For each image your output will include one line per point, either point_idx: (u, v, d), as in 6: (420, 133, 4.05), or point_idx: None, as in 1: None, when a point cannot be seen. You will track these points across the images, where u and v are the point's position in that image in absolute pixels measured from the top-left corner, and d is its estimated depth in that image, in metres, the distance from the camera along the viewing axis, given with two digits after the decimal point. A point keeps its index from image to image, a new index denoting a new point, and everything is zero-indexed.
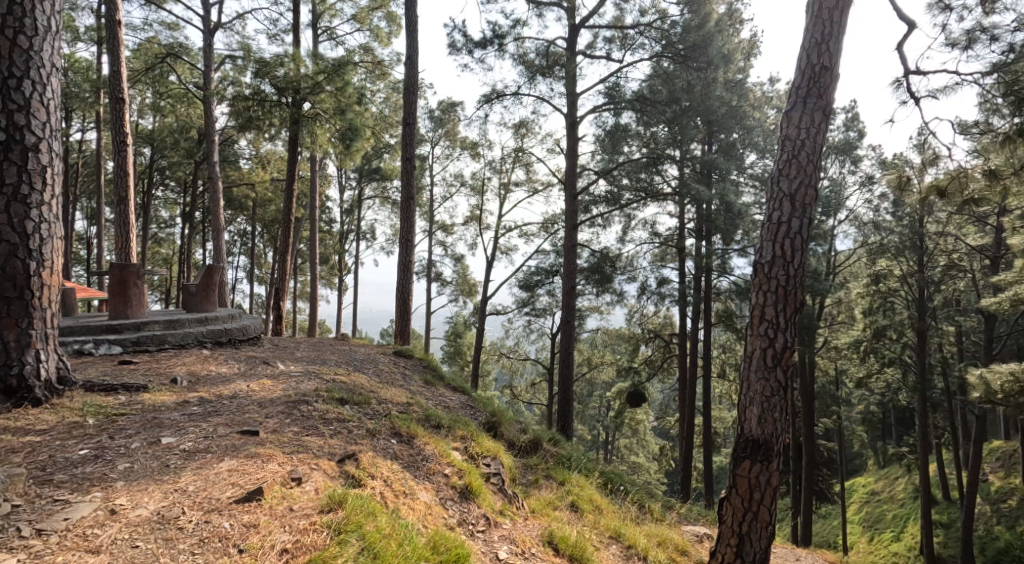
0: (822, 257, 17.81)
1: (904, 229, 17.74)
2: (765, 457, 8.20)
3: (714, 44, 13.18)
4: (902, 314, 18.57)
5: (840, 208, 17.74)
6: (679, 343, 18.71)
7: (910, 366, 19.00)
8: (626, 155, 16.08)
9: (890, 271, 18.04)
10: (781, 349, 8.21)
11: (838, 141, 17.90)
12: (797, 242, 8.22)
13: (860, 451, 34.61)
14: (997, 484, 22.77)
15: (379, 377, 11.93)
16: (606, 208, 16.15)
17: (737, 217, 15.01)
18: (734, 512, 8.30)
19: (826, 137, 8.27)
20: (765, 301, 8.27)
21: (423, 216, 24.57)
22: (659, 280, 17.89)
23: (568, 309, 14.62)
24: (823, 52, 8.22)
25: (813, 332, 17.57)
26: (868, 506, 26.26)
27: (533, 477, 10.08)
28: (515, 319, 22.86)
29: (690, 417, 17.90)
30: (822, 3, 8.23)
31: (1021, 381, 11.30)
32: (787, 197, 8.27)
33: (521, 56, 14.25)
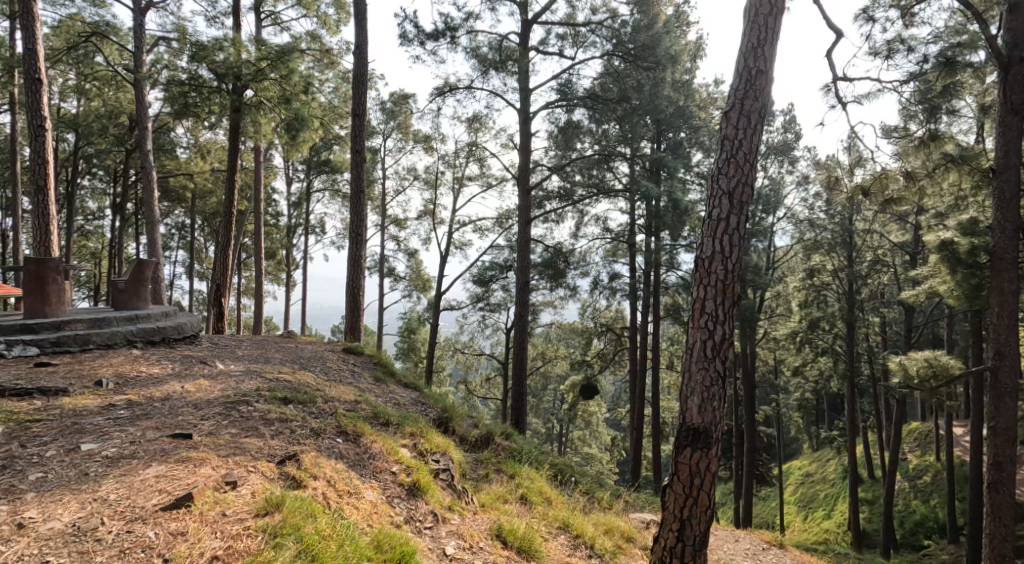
0: (762, 252, 18.38)
1: (836, 227, 18.22)
2: (705, 443, 8.57)
3: (662, 45, 13.58)
4: (835, 306, 19.31)
5: (778, 207, 18.43)
6: (630, 335, 19.03)
7: (841, 355, 19.86)
8: (579, 151, 16.40)
9: (823, 266, 18.84)
10: (720, 341, 8.59)
11: (776, 142, 18.52)
12: (735, 237, 8.61)
13: (798, 436, 35.97)
14: (914, 463, 23.88)
15: (326, 374, 12.00)
16: (559, 203, 16.43)
17: (684, 213, 15.44)
18: (675, 499, 8.64)
19: (762, 137, 8.68)
20: (705, 295, 8.64)
21: (375, 210, 24.51)
22: (610, 274, 18.28)
23: (522, 302, 14.84)
24: (759, 56, 8.62)
25: (755, 325, 18.16)
26: (802, 487, 27.34)
27: (484, 471, 10.31)
28: (470, 314, 23.02)
29: (639, 409, 18.32)
30: (758, 9, 8.64)
31: (934, 366, 12.02)
32: (726, 194, 8.64)
33: (474, 49, 14.45)
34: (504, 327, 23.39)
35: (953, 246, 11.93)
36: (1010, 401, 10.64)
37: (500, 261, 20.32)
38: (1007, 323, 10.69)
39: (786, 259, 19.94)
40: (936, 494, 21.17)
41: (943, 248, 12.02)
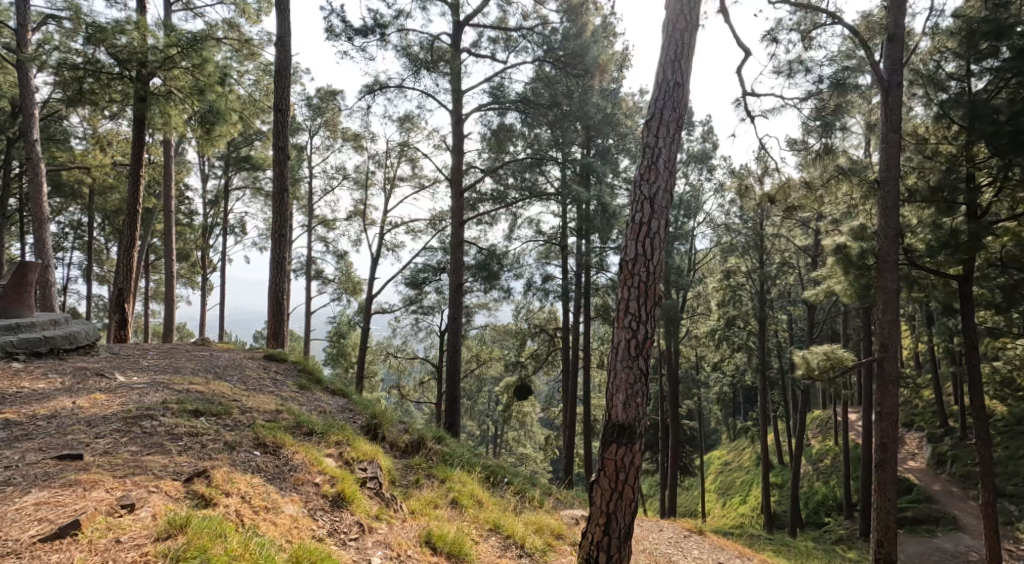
0: (684, 255, 19.12)
1: (749, 231, 19.34)
2: (629, 439, 8.99)
3: (590, 54, 14.03)
4: (749, 305, 20.20)
5: (699, 211, 19.27)
6: (563, 335, 19.38)
7: (755, 350, 20.86)
8: (511, 155, 16.75)
9: (738, 267, 19.73)
10: (643, 340, 9.02)
11: (696, 150, 19.30)
12: (657, 240, 9.07)
13: (718, 428, 37.59)
14: (817, 446, 26.52)
15: (245, 383, 11.87)
16: (491, 206, 16.70)
17: (612, 217, 15.93)
18: (603, 494, 8.99)
19: (679, 146, 9.16)
20: (628, 296, 9.06)
21: (302, 210, 24.29)
22: (543, 276, 18.70)
23: (455, 305, 15.06)
24: (677, 69, 9.13)
25: (678, 325, 18.85)
26: (722, 475, 28.62)
27: (414, 477, 10.46)
28: (402, 318, 23.09)
29: (573, 408, 18.77)
30: (676, 24, 9.17)
31: (832, 358, 12.87)
32: (647, 199, 9.08)
33: (405, 48, 14.59)
34: (438, 329, 23.55)
35: (846, 249, 12.99)
36: (893, 388, 11.46)
37: (433, 262, 20.47)
38: (890, 317, 11.51)
39: (706, 261, 20.78)
40: (835, 474, 23.37)
41: (837, 251, 13.07)
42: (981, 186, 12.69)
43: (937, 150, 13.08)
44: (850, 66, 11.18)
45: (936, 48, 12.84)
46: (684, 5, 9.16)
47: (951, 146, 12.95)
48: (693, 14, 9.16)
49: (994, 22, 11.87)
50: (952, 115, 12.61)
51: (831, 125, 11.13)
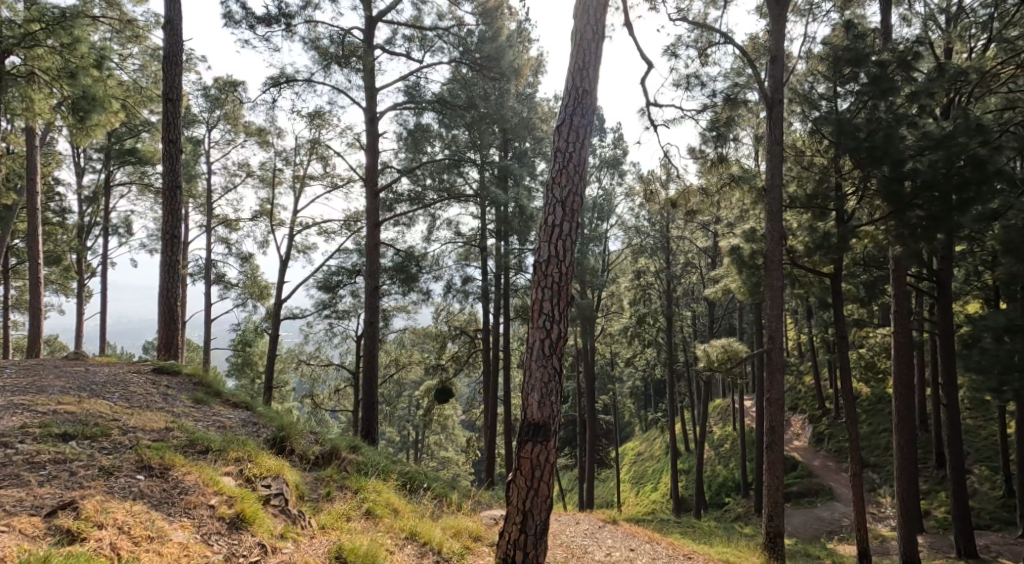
0: (598, 256, 19.76)
1: (657, 233, 20.36)
2: (544, 437, 9.30)
3: (506, 58, 14.32)
4: (658, 303, 21.05)
5: (611, 214, 19.92)
6: (483, 337, 19.68)
7: (663, 346, 21.76)
8: (429, 156, 16.87)
9: (647, 268, 20.75)
10: (557, 338, 9.39)
11: (607, 156, 19.93)
12: (568, 242, 9.44)
13: (632, 421, 38.88)
14: (718, 432, 28.90)
15: (127, 401, 11.32)
16: (409, 207, 16.82)
17: (530, 220, 16.27)
18: (519, 492, 9.29)
19: (589, 151, 9.58)
20: (542, 297, 9.41)
21: (200, 210, 23.65)
22: (463, 278, 18.93)
23: (371, 307, 15.09)
24: (585, 77, 9.54)
25: (593, 323, 19.41)
26: (636, 465, 29.93)
27: (325, 490, 10.43)
28: (315, 323, 22.68)
29: (493, 409, 19.11)
30: (583, 36, 9.59)
31: (728, 351, 13.70)
32: (558, 203, 9.45)
33: (314, 41, 14.41)
34: (353, 334, 23.44)
35: (739, 250, 13.86)
36: (780, 376, 12.30)
37: (347, 265, 20.40)
38: (776, 311, 12.31)
39: (618, 261, 21.46)
40: (732, 457, 25.74)
41: (732, 252, 13.98)
42: (846, 195, 13.55)
43: (812, 162, 13.90)
44: (740, 83, 12.57)
45: (810, 71, 13.77)
46: (589, 17, 9.60)
47: (824, 159, 13.78)
48: (600, 25, 9.62)
49: (854, 50, 13.07)
50: (823, 131, 13.34)
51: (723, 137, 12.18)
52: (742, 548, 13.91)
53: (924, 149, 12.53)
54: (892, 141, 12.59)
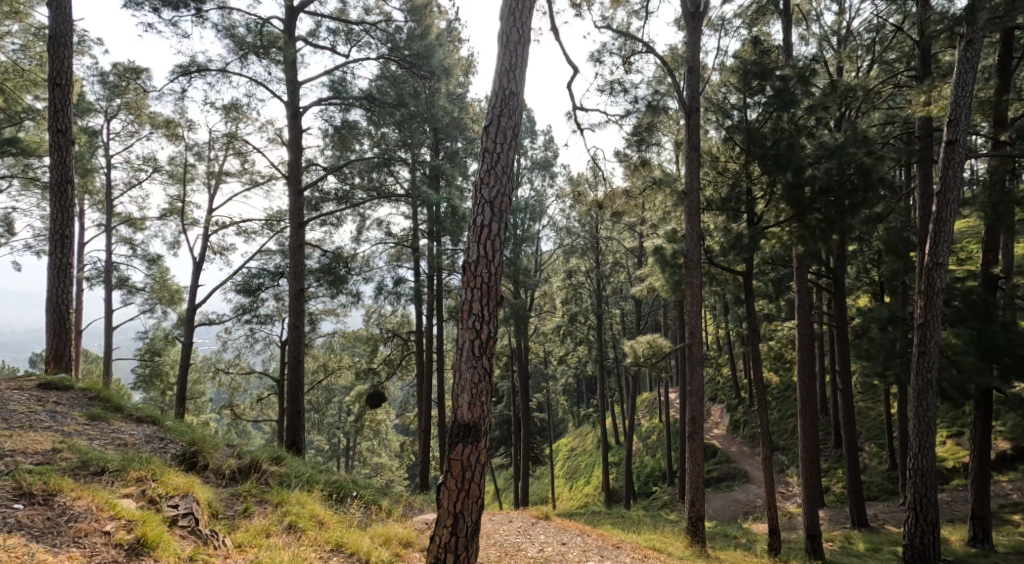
0: (530, 257, 20.11)
1: (587, 234, 21.01)
2: (474, 438, 9.46)
3: (436, 57, 14.52)
4: (588, 302, 21.53)
5: (543, 215, 20.31)
6: (416, 339, 19.71)
7: (594, 344, 22.29)
8: (358, 153, 16.70)
9: (578, 267, 21.36)
10: (486, 339, 9.55)
11: (539, 158, 20.23)
12: (497, 243, 9.62)
13: (565, 418, 39.52)
14: (646, 425, 29.90)
15: (6, 421, 10.56)
16: (336, 206, 16.70)
17: (462, 220, 16.37)
18: (450, 495, 9.41)
19: (517, 152, 9.79)
20: (471, 297, 9.55)
21: (101, 209, 22.63)
22: (395, 280, 18.86)
23: (294, 311, 14.85)
24: (511, 79, 9.77)
25: (527, 323, 19.66)
26: (569, 460, 30.62)
27: (243, 506, 10.32)
28: (234, 328, 22.14)
29: (427, 413, 19.14)
30: (510, 37, 9.84)
31: (653, 345, 14.26)
32: (487, 204, 9.63)
33: (229, 29, 13.85)
34: (276, 339, 23.07)
35: (662, 250, 14.43)
36: (700, 368, 12.81)
37: (269, 268, 20.00)
38: (695, 308, 12.82)
39: (551, 262, 21.78)
40: (659, 448, 26.64)
41: (655, 252, 14.51)
42: (756, 198, 14.15)
43: (725, 168, 14.43)
44: (661, 92, 12.99)
45: (723, 82, 14.20)
46: (515, 19, 9.84)
47: (737, 164, 14.35)
48: (525, 29, 9.86)
49: (761, 64, 13.68)
50: (734, 139, 14.08)
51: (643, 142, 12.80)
52: (667, 533, 14.45)
53: (820, 158, 13.31)
54: (793, 150, 13.39)
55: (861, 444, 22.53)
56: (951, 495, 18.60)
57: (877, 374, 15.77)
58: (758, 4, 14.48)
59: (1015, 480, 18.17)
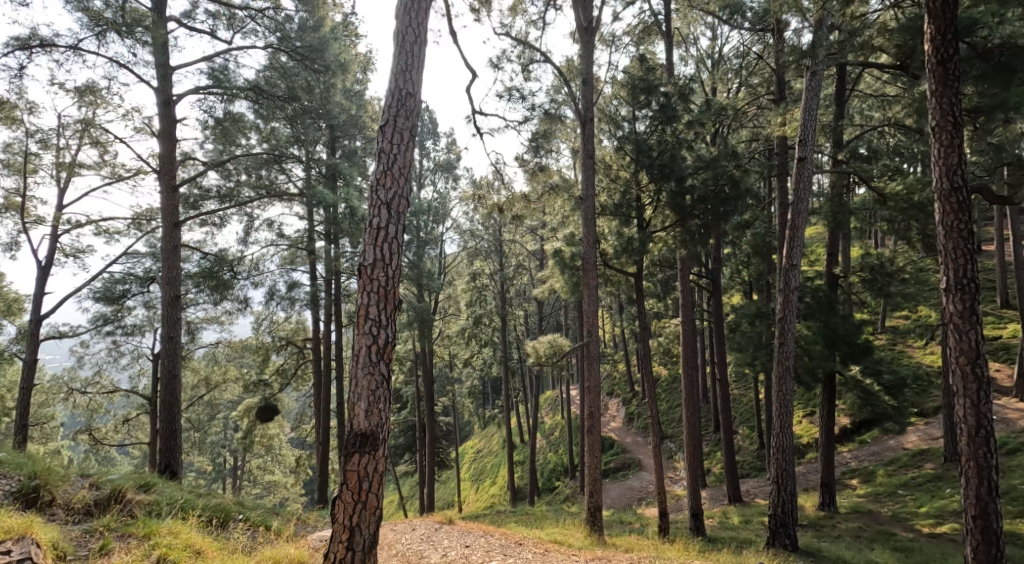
0: (434, 259, 20.25)
1: (490, 236, 21.55)
2: (371, 447, 9.50)
3: (330, 50, 14.22)
4: (492, 305, 21.82)
5: (447, 218, 20.42)
6: (313, 346, 19.42)
7: (498, 345, 22.66)
8: (244, 148, 16.20)
9: (483, 270, 21.70)
10: (384, 345, 9.61)
11: (442, 160, 20.35)
12: (394, 245, 9.72)
13: (470, 420, 39.79)
14: (550, 422, 30.60)
15: None
16: (219, 205, 16.01)
17: (361, 221, 16.41)
18: (345, 508, 9.42)
19: (414, 152, 9.93)
20: (368, 301, 9.60)
21: None
22: (288, 284, 18.50)
23: (169, 321, 14.07)
24: (407, 79, 9.89)
25: (430, 327, 19.77)
26: (475, 463, 30.94)
27: (101, 544, 9.86)
28: (94, 342, 20.99)
29: (325, 425, 18.82)
30: (405, 37, 9.97)
31: (553, 345, 14.66)
32: (384, 205, 9.71)
33: (83, 2, 12.70)
34: (147, 352, 21.95)
35: (561, 253, 14.87)
36: (597, 365, 13.25)
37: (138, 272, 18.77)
38: (592, 306, 13.28)
39: (454, 264, 21.92)
40: (562, 444, 27.31)
41: (555, 255, 14.94)
42: (645, 205, 14.75)
43: (617, 175, 14.91)
44: (558, 101, 13.46)
45: (614, 94, 14.73)
46: (411, 20, 9.97)
47: (627, 172, 14.88)
48: (421, 29, 10.02)
49: (647, 79, 14.32)
50: (624, 149, 14.63)
51: (539, 148, 13.27)
52: (567, 526, 14.90)
53: (699, 168, 14.33)
54: (675, 161, 14.21)
55: (736, 427, 23.97)
56: (804, 467, 20.65)
57: (746, 364, 16.73)
58: (644, 24, 15.11)
59: (852, 451, 20.96)
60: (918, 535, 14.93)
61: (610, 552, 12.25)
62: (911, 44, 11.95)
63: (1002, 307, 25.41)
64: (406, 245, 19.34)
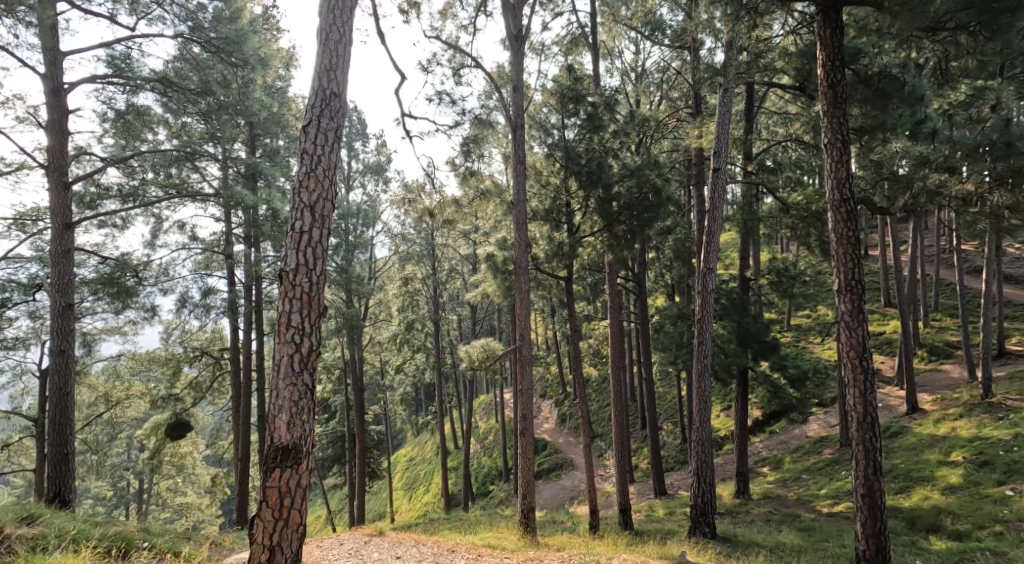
0: (363, 263, 20.13)
1: (422, 240, 21.56)
2: (293, 461, 9.40)
3: (249, 44, 13.76)
4: (424, 309, 21.80)
5: (376, 221, 20.33)
6: (232, 357, 18.98)
7: (431, 350, 22.63)
8: (149, 142, 15.58)
9: (415, 274, 21.71)
10: (307, 353, 9.52)
11: (371, 163, 20.27)
12: (318, 251, 9.65)
13: (402, 428, 39.50)
14: (484, 427, 30.70)
15: None
16: (122, 204, 15.34)
17: (284, 224, 16.32)
18: (265, 527, 9.29)
19: (339, 153, 9.88)
20: (291, 308, 9.51)
21: None
22: (203, 292, 18.10)
23: (61, 332, 13.58)
24: (331, 79, 9.85)
25: (360, 333, 19.61)
26: (407, 472, 30.80)
27: None
28: None
29: (245, 438, 18.40)
30: (330, 36, 9.91)
31: (486, 350, 14.76)
32: (307, 208, 9.64)
33: None
34: (34, 366, 19.77)
35: (493, 257, 15.03)
36: (529, 369, 13.41)
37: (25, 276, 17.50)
38: (524, 310, 13.45)
39: (385, 268, 21.81)
40: (496, 448, 27.45)
41: (487, 260, 15.07)
42: (574, 211, 15.01)
43: (548, 182, 15.12)
44: (489, 107, 13.64)
45: (544, 102, 14.97)
46: (336, 18, 9.93)
47: (558, 179, 15.08)
48: (346, 29, 9.97)
49: (574, 88, 14.61)
50: (553, 156, 14.87)
51: (470, 153, 13.37)
52: (501, 530, 14.99)
53: (624, 176, 14.71)
54: (602, 168, 14.55)
55: (661, 424, 24.64)
56: (722, 458, 21.43)
57: (669, 362, 17.26)
58: (572, 35, 15.43)
59: (763, 441, 21.83)
60: (818, 515, 15.70)
61: (542, 552, 12.39)
62: (808, 67, 12.71)
63: (887, 305, 27.28)
64: (335, 250, 19.12)
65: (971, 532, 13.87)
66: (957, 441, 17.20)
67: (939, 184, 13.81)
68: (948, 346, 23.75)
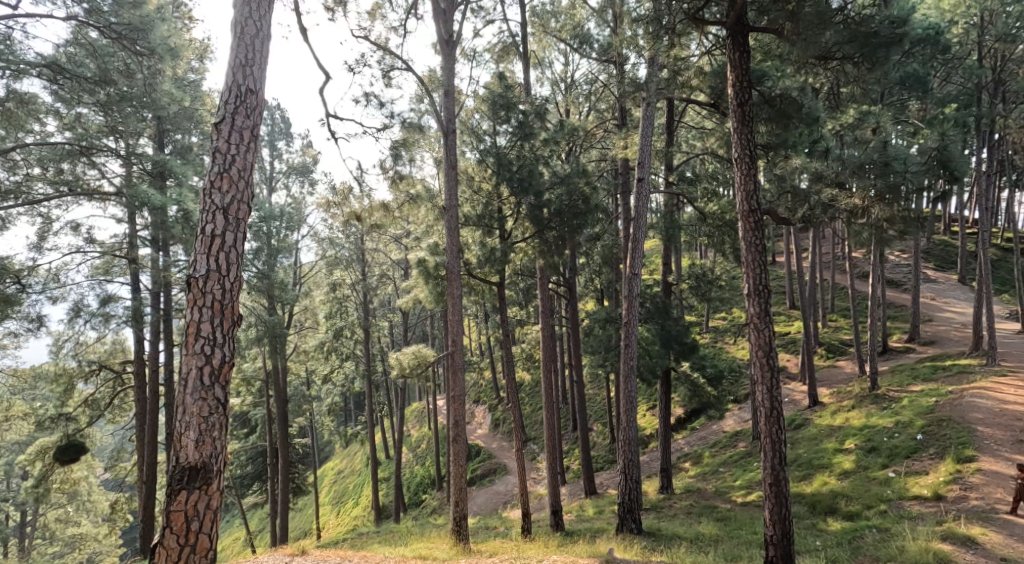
0: (287, 268, 19.83)
1: (351, 245, 21.37)
2: (201, 482, 9.21)
3: (157, 31, 13.44)
4: (353, 315, 21.61)
5: (301, 224, 20.09)
6: (138, 370, 18.32)
7: (360, 358, 22.39)
8: (37, 134, 14.99)
9: (342, 279, 21.50)
10: (219, 365, 9.34)
11: (296, 164, 19.98)
12: (232, 254, 9.48)
13: (330, 441, 38.83)
14: (416, 435, 30.56)
15: None
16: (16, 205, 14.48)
17: (195, 227, 15.73)
18: (168, 554, 9.06)
19: (256, 155, 9.75)
20: (200, 316, 9.31)
21: None
22: (101, 300, 17.09)
23: None
24: (248, 77, 9.70)
25: (284, 341, 19.26)
26: (335, 486, 30.30)
27: None
28: None
29: (152, 452, 17.80)
30: (245, 30, 9.75)
31: (418, 356, 14.72)
32: (220, 210, 9.48)
33: None
34: None
35: (425, 262, 14.99)
36: (462, 374, 13.49)
37: None
38: (455, 316, 13.51)
39: (312, 274, 21.50)
40: (429, 456, 27.36)
41: (418, 265, 15.03)
42: (506, 217, 15.13)
43: (480, 187, 15.13)
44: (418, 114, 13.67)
45: (476, 108, 15.04)
46: (253, 13, 9.77)
47: (490, 185, 15.13)
48: (263, 23, 9.82)
49: (504, 94, 14.76)
50: (485, 161, 14.93)
51: (399, 157, 13.35)
52: (433, 539, 14.94)
53: (555, 183, 14.99)
54: (533, 175, 14.78)
55: (591, 424, 25.08)
56: (647, 456, 21.96)
57: (598, 365, 17.64)
58: (504, 44, 15.58)
59: (684, 437, 22.41)
60: (732, 505, 16.26)
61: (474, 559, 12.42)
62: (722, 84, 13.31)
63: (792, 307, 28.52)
64: (255, 254, 18.78)
65: (861, 512, 14.55)
66: (851, 429, 18.08)
67: (831, 198, 13.72)
68: (842, 344, 24.93)
